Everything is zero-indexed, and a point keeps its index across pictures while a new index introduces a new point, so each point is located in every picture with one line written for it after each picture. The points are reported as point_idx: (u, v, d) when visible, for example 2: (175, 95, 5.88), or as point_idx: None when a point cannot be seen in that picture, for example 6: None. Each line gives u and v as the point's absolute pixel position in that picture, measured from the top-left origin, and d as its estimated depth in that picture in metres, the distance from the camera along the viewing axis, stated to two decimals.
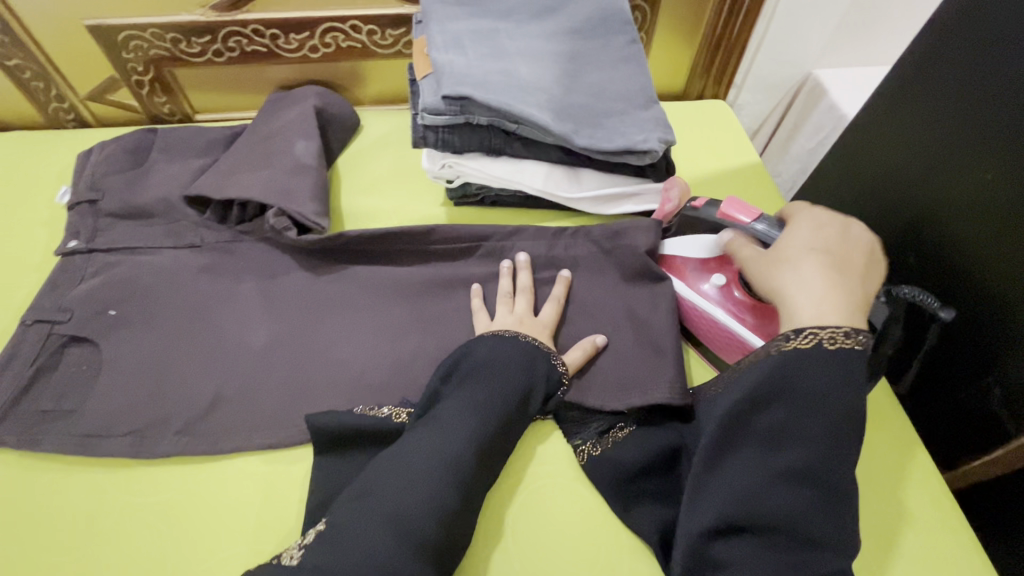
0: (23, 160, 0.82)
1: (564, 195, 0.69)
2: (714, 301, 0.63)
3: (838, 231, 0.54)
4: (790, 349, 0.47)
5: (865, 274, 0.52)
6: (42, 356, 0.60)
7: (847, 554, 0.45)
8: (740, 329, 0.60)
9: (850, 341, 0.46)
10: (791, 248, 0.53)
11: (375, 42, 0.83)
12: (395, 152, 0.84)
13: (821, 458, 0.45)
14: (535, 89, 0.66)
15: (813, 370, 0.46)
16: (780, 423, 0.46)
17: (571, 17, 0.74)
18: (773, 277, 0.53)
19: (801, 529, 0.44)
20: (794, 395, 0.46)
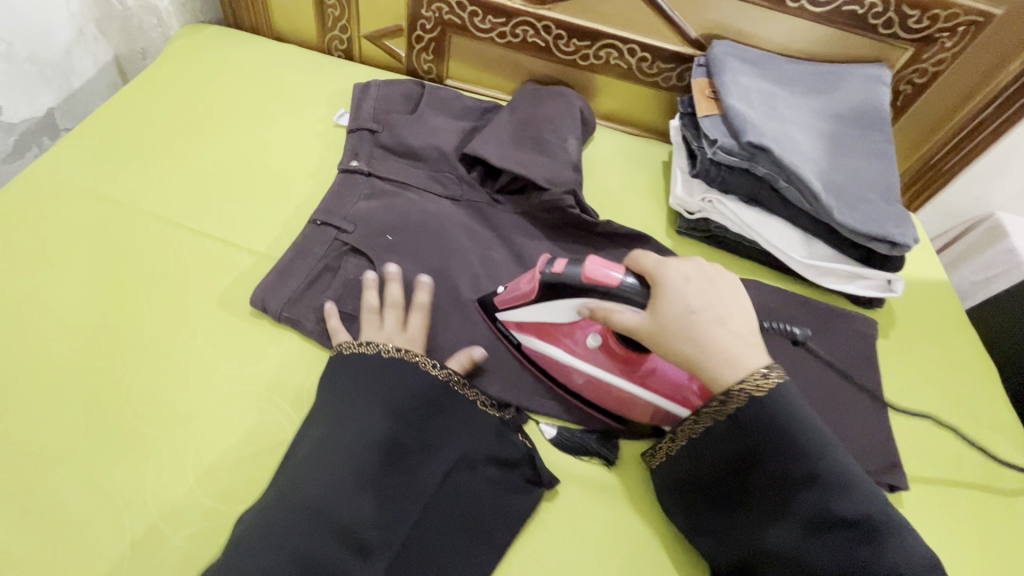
0: (302, 72, 0.90)
1: (793, 257, 0.75)
2: (591, 359, 0.63)
3: (701, 283, 0.54)
4: (735, 408, 0.51)
5: (731, 307, 0.54)
6: (330, 257, 0.68)
7: (878, 532, 0.47)
8: (623, 379, 0.62)
9: (768, 384, 0.50)
10: (685, 320, 0.52)
11: (641, 68, 0.89)
12: (625, 169, 0.91)
13: (798, 472, 0.49)
14: (810, 159, 0.72)
15: (780, 414, 0.49)
16: (759, 471, 0.50)
17: (842, 102, 0.79)
18: (679, 348, 0.52)
19: (832, 531, 0.47)
20: (757, 438, 0.50)
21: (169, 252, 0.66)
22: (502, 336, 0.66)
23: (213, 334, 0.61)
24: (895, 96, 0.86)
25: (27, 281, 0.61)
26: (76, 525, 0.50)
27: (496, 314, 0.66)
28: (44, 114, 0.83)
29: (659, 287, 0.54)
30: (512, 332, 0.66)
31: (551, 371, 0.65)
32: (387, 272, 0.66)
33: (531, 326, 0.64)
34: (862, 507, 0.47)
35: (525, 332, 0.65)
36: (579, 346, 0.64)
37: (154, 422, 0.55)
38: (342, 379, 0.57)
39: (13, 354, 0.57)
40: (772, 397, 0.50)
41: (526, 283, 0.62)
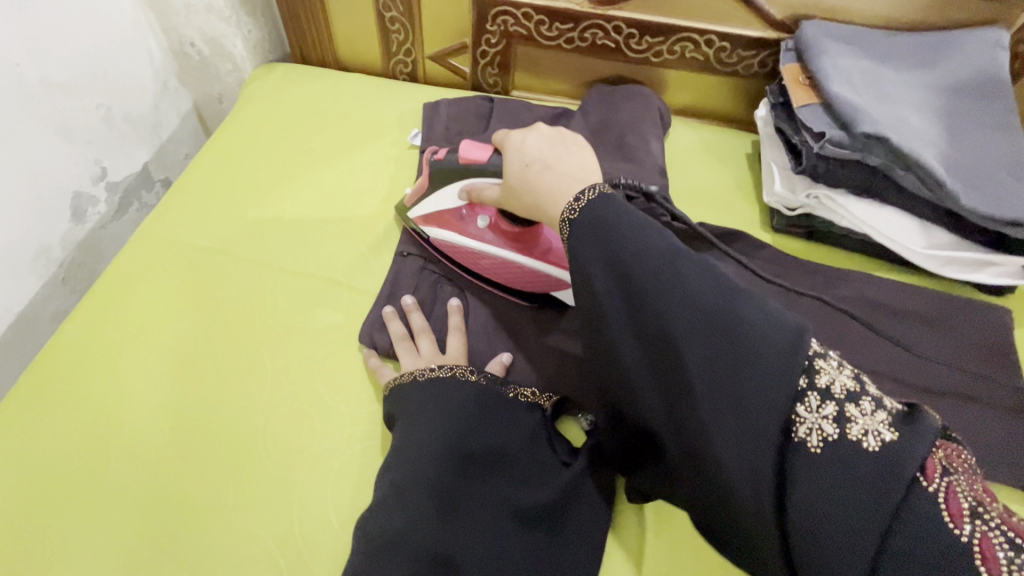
0: (372, 99, 0.90)
1: (911, 248, 0.70)
2: (481, 238, 0.67)
3: (546, 137, 0.59)
4: (568, 237, 0.49)
5: (584, 152, 0.57)
6: (427, 288, 0.69)
7: (697, 321, 0.41)
8: (519, 257, 0.66)
9: (585, 199, 0.50)
10: (517, 173, 0.58)
11: (719, 58, 0.85)
12: (707, 165, 0.86)
13: (622, 294, 0.45)
14: (928, 141, 0.67)
15: (592, 223, 0.48)
16: (594, 295, 0.47)
17: (955, 72, 0.72)
18: (526, 199, 0.57)
19: (662, 345, 0.43)
20: (602, 256, 0.47)
21: (276, 295, 0.68)
22: (419, 238, 0.72)
23: (328, 373, 0.62)
24: (1016, 58, 0.78)
25: (152, 335, 0.64)
26: (230, 570, 0.52)
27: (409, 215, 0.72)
28: (141, 168, 0.87)
29: (508, 153, 0.60)
30: (422, 229, 0.71)
31: (455, 257, 0.70)
32: (407, 303, 0.66)
33: (432, 217, 0.70)
34: (685, 298, 0.42)
35: (429, 225, 0.70)
36: (471, 227, 0.68)
37: (286, 463, 0.57)
38: (444, 403, 0.56)
39: (148, 407, 0.60)
40: (593, 216, 0.48)
41: (422, 179, 0.71)
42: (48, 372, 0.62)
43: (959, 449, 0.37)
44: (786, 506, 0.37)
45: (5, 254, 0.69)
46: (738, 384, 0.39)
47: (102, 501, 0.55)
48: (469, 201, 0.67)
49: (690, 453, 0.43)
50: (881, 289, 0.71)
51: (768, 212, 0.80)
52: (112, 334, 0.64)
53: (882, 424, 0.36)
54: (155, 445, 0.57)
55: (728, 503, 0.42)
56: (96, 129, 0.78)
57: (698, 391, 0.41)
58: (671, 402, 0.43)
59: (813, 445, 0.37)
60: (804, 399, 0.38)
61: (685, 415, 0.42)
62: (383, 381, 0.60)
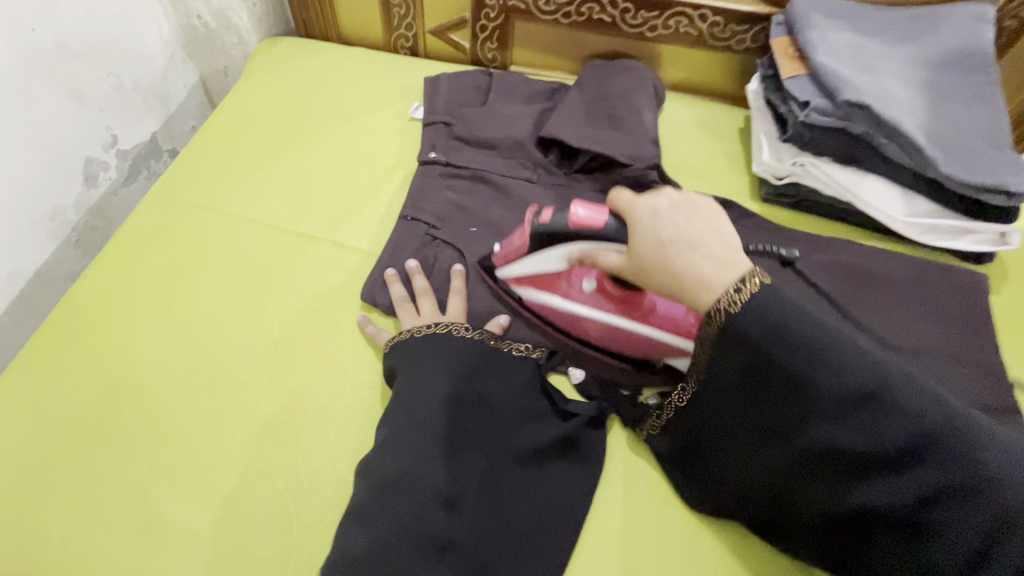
0: (374, 72, 0.92)
1: (892, 215, 0.72)
2: (588, 303, 0.64)
3: (681, 209, 0.50)
4: (712, 329, 0.48)
5: (720, 226, 0.50)
6: (423, 249, 0.72)
7: (869, 432, 0.43)
8: (625, 320, 0.63)
9: (747, 293, 0.46)
10: (650, 252, 0.50)
11: (712, 33, 0.87)
12: (699, 138, 0.89)
13: (770, 384, 0.47)
14: (910, 110, 0.69)
15: (758, 320, 0.45)
16: (739, 376, 0.49)
17: (939, 45, 0.74)
18: (659, 279, 0.50)
19: (817, 442, 0.45)
20: (746, 349, 0.47)
21: (282, 256, 0.70)
22: (506, 291, 0.68)
23: (331, 327, 0.65)
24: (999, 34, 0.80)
25: (162, 291, 0.67)
26: (239, 506, 0.55)
27: (498, 273, 0.68)
28: (149, 139, 0.90)
29: (633, 226, 0.52)
30: (514, 288, 0.68)
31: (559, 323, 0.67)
32: (411, 268, 0.68)
33: (529, 278, 0.66)
34: (854, 410, 0.43)
35: (524, 285, 0.67)
36: (575, 291, 0.65)
37: (291, 409, 0.60)
38: (441, 356, 0.59)
39: (160, 357, 0.63)
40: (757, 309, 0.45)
41: (517, 239, 0.63)
42: (65, 324, 0.65)
43: None
44: None
45: (21, 214, 0.72)
46: (914, 493, 0.42)
47: (118, 443, 0.58)
48: (577, 263, 0.60)
49: (830, 508, 0.47)
50: (862, 254, 0.73)
51: (758, 184, 0.83)
52: (125, 290, 0.67)
53: None
54: (167, 393, 0.60)
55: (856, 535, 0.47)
56: (107, 97, 0.81)
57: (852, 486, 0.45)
58: (816, 467, 0.46)
59: None
60: None
61: (822, 498, 0.47)
62: (384, 343, 0.63)
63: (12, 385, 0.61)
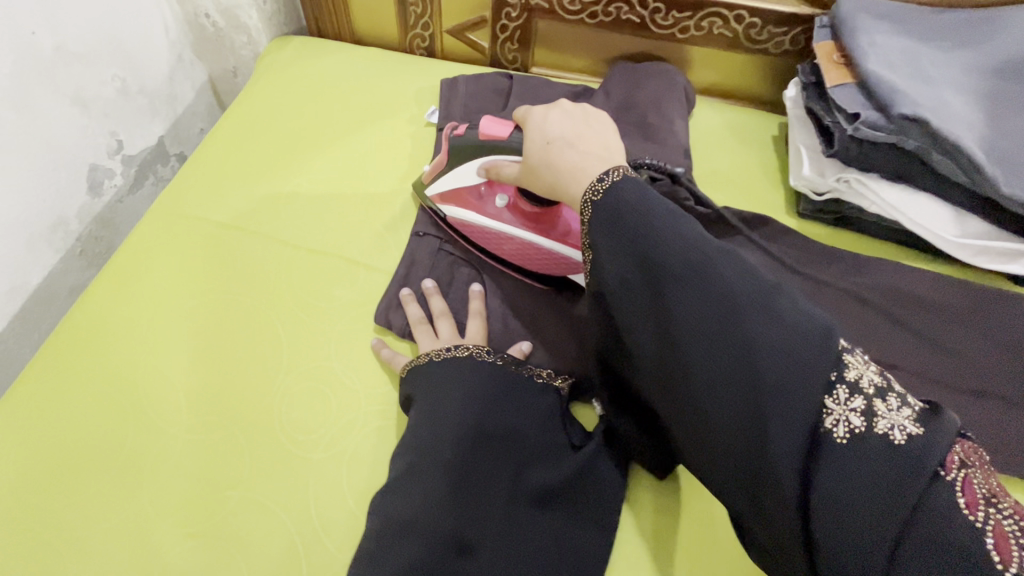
0: (389, 73, 0.88)
1: (943, 237, 0.67)
2: (492, 215, 0.66)
3: (570, 114, 0.55)
4: (590, 223, 0.47)
5: (608, 131, 0.54)
6: (440, 267, 0.69)
7: (739, 318, 0.39)
8: (544, 239, 0.64)
9: (603, 185, 0.47)
10: (538, 150, 0.54)
11: (748, 35, 0.81)
12: (731, 146, 0.84)
13: (642, 288, 0.44)
14: (969, 125, 0.64)
15: (613, 212, 0.46)
16: (632, 294, 0.45)
17: (1000, 51, 0.68)
18: (544, 177, 0.54)
19: (681, 337, 0.41)
20: (618, 243, 0.45)
21: (292, 272, 0.67)
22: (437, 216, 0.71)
23: (344, 350, 0.62)
24: None
25: (167, 310, 0.64)
26: (246, 545, 0.52)
27: (426, 192, 0.72)
28: (156, 142, 0.87)
29: (529, 127, 0.57)
30: (438, 207, 0.71)
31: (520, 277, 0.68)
32: (427, 288, 0.65)
33: (449, 195, 0.69)
34: (721, 292, 0.40)
35: (446, 204, 0.69)
36: (488, 206, 0.67)
37: (300, 439, 0.57)
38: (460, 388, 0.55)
39: (165, 382, 0.60)
40: (614, 207, 0.46)
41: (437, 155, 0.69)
42: (67, 343, 0.62)
43: (970, 440, 0.38)
44: (813, 523, 0.37)
45: (23, 225, 0.69)
46: (777, 382, 0.38)
47: (121, 475, 0.55)
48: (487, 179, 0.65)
49: (716, 455, 0.42)
50: (907, 275, 0.68)
51: (794, 197, 0.78)
52: (130, 309, 0.64)
53: (906, 419, 0.36)
54: (173, 421, 0.57)
55: (754, 499, 0.40)
56: (112, 101, 0.77)
57: (736, 395, 0.39)
58: (700, 408, 0.41)
59: (840, 435, 0.36)
60: (835, 392, 0.37)
61: (709, 419, 0.41)
62: (399, 367, 0.59)
63: (10, 411, 0.58)
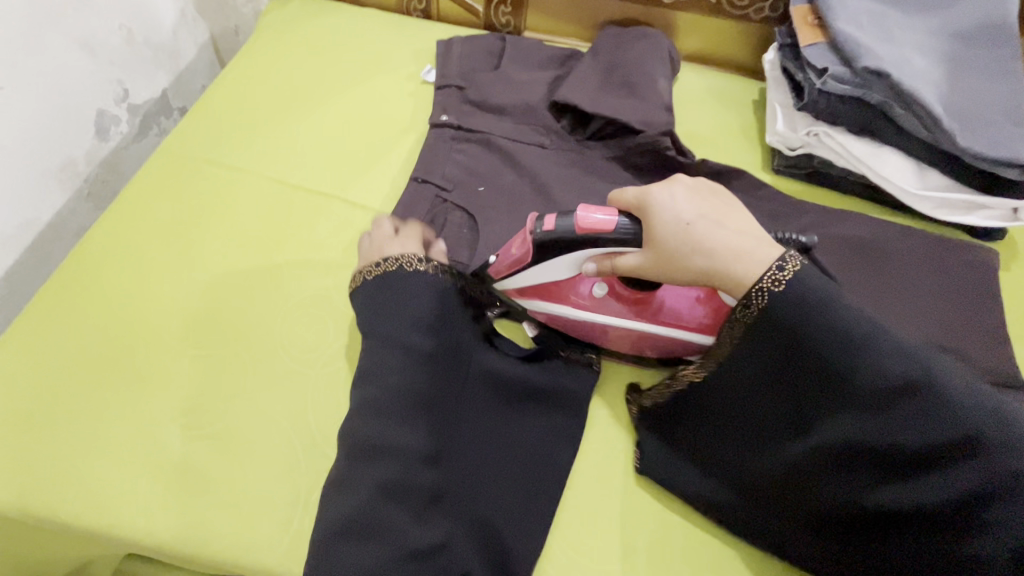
0: (386, 33, 0.91)
1: (906, 188, 0.72)
2: (597, 307, 0.63)
3: (694, 194, 0.55)
4: (753, 311, 0.48)
5: (738, 212, 0.55)
6: (434, 212, 0.72)
7: (883, 419, 0.45)
8: (649, 322, 0.61)
9: (789, 270, 0.48)
10: (676, 232, 0.52)
11: (730, 1, 0.86)
12: (713, 109, 0.88)
13: (813, 375, 0.47)
14: (930, 81, 0.68)
15: (800, 303, 0.47)
16: (778, 365, 0.49)
17: (964, 16, 0.72)
18: (693, 262, 0.52)
19: (870, 447, 0.46)
20: (827, 354, 0.46)
21: (294, 213, 0.71)
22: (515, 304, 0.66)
23: (343, 283, 0.66)
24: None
25: (172, 244, 0.67)
26: (249, 450, 0.56)
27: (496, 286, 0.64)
28: (159, 95, 0.89)
29: (653, 209, 0.54)
30: (518, 301, 0.65)
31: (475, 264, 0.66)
32: (391, 224, 0.66)
33: (534, 290, 0.64)
34: (873, 393, 0.45)
35: (529, 297, 0.64)
36: (586, 298, 0.63)
37: (302, 360, 0.61)
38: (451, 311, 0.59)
39: (172, 308, 0.63)
40: (869, 329, 0.46)
41: (514, 250, 0.59)
42: (75, 271, 0.65)
43: None
44: None
45: (33, 163, 0.72)
46: (942, 491, 0.44)
47: (130, 388, 0.58)
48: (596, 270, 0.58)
49: (815, 507, 0.50)
50: (864, 226, 0.73)
51: (770, 155, 0.82)
52: (137, 242, 0.67)
53: None
54: (180, 342, 0.61)
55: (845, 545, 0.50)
56: (118, 50, 0.80)
57: (871, 486, 0.47)
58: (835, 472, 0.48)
59: None
60: None
61: (832, 494, 0.49)
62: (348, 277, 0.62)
63: (22, 330, 0.61)
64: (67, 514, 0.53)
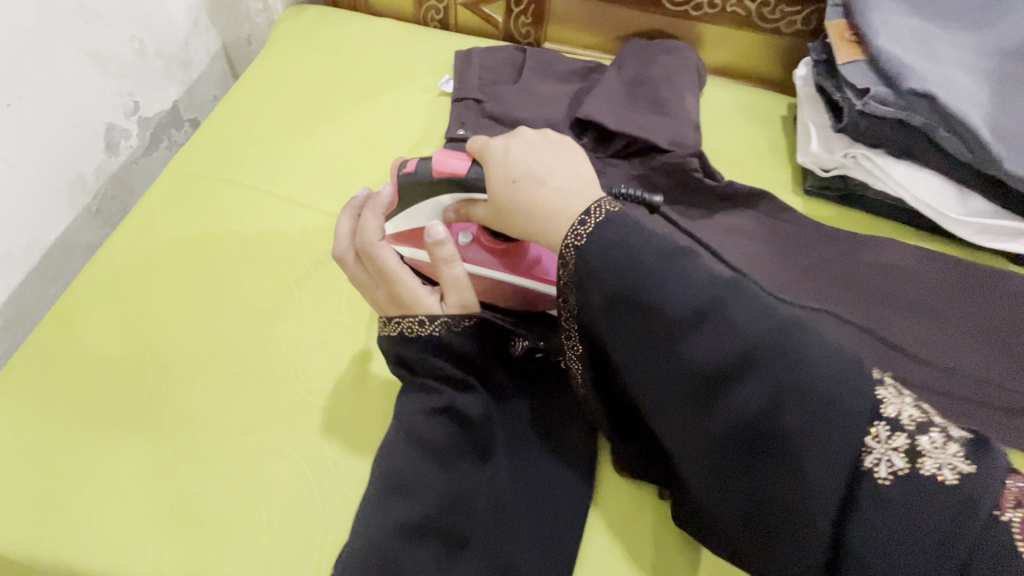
0: (403, 44, 0.89)
1: (947, 214, 0.68)
2: (472, 258, 0.61)
3: (534, 145, 0.53)
4: (574, 257, 0.45)
5: (575, 161, 0.52)
6: None
7: (701, 342, 0.40)
8: (509, 274, 0.60)
9: (590, 224, 0.45)
10: (503, 184, 0.51)
11: (761, 14, 0.82)
12: (739, 126, 0.85)
13: (642, 323, 0.42)
14: (976, 103, 0.65)
15: (609, 248, 0.44)
16: (615, 318, 0.43)
17: (1010, 34, 0.69)
18: (516, 219, 0.50)
19: (709, 385, 0.40)
20: (631, 286, 0.42)
21: (306, 233, 0.68)
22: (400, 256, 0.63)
23: (357, 309, 0.63)
24: None
25: (181, 265, 0.65)
26: (262, 488, 0.53)
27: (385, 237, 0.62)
28: (170, 107, 0.87)
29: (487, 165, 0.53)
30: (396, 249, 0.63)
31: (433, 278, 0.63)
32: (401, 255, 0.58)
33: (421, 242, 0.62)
34: (681, 322, 0.41)
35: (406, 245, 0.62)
36: (456, 247, 0.61)
37: (314, 392, 0.58)
38: None
39: (182, 335, 0.61)
40: (675, 255, 0.43)
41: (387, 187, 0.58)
42: (83, 293, 0.63)
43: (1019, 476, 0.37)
44: (841, 552, 0.37)
45: (42, 181, 0.70)
46: (786, 417, 0.38)
47: (140, 420, 0.56)
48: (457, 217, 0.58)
49: (705, 474, 0.43)
50: (911, 254, 0.69)
51: (800, 175, 0.79)
52: (147, 264, 0.65)
53: (955, 457, 0.36)
54: (192, 371, 0.59)
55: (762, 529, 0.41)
56: (129, 62, 0.78)
57: (738, 437, 0.40)
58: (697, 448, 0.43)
59: (881, 475, 0.36)
60: (874, 428, 0.37)
61: (713, 457, 0.41)
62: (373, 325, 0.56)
63: (29, 357, 0.59)
64: (74, 556, 0.51)
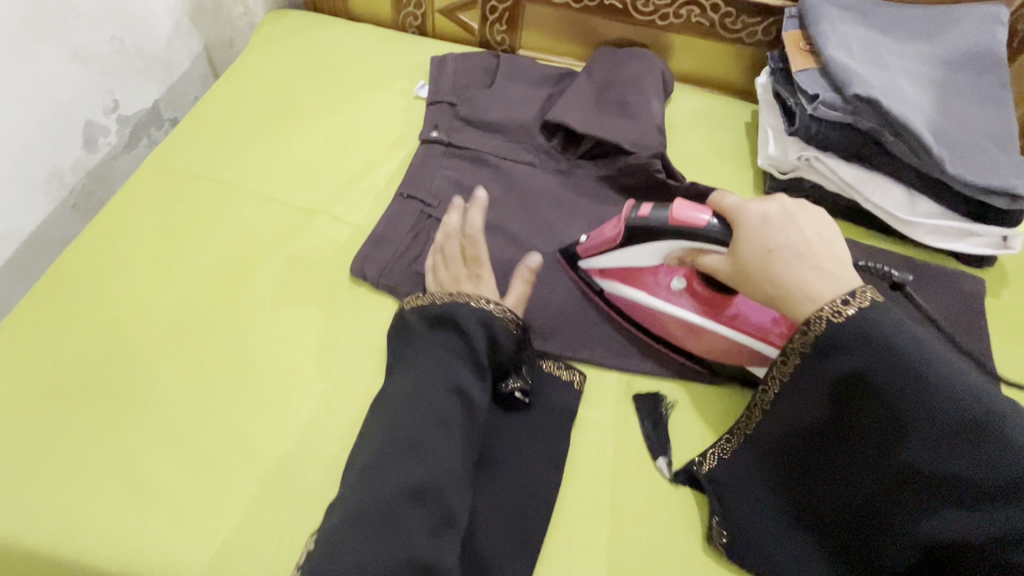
0: (380, 49, 0.91)
1: (896, 214, 0.72)
2: (675, 301, 0.64)
3: (788, 217, 0.54)
4: (813, 340, 0.49)
5: (830, 245, 0.53)
6: (417, 227, 0.71)
7: (907, 432, 0.45)
8: (714, 322, 0.62)
9: (854, 305, 0.48)
10: (759, 248, 0.53)
11: (723, 24, 0.86)
12: (704, 130, 0.88)
13: (810, 392, 0.51)
14: (919, 109, 0.68)
15: (860, 335, 0.47)
16: (801, 391, 0.51)
17: (953, 45, 0.73)
18: (756, 282, 0.53)
19: (875, 453, 0.48)
20: (866, 380, 0.47)
21: (280, 229, 0.70)
22: (589, 289, 0.68)
23: (327, 301, 0.65)
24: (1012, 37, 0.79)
25: (153, 257, 0.67)
26: (228, 475, 0.55)
27: (579, 264, 0.68)
28: (150, 106, 0.88)
29: (745, 226, 0.55)
30: (594, 279, 0.68)
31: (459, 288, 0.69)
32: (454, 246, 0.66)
33: (616, 273, 0.66)
34: (929, 427, 0.44)
35: (607, 278, 0.67)
36: (666, 290, 0.64)
37: (281, 381, 0.59)
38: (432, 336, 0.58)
39: (153, 325, 0.62)
40: (916, 351, 0.46)
41: (610, 229, 0.63)
42: (53, 284, 0.64)
43: None
44: None
45: (18, 177, 0.71)
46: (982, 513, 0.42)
47: (108, 407, 0.57)
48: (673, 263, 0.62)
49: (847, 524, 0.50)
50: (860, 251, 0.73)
51: (761, 177, 0.82)
52: (122, 255, 0.66)
53: None
54: (162, 361, 0.60)
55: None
56: (109, 61, 0.80)
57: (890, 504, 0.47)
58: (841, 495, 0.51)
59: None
60: None
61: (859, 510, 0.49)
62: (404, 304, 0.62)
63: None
64: (35, 540, 0.51)
